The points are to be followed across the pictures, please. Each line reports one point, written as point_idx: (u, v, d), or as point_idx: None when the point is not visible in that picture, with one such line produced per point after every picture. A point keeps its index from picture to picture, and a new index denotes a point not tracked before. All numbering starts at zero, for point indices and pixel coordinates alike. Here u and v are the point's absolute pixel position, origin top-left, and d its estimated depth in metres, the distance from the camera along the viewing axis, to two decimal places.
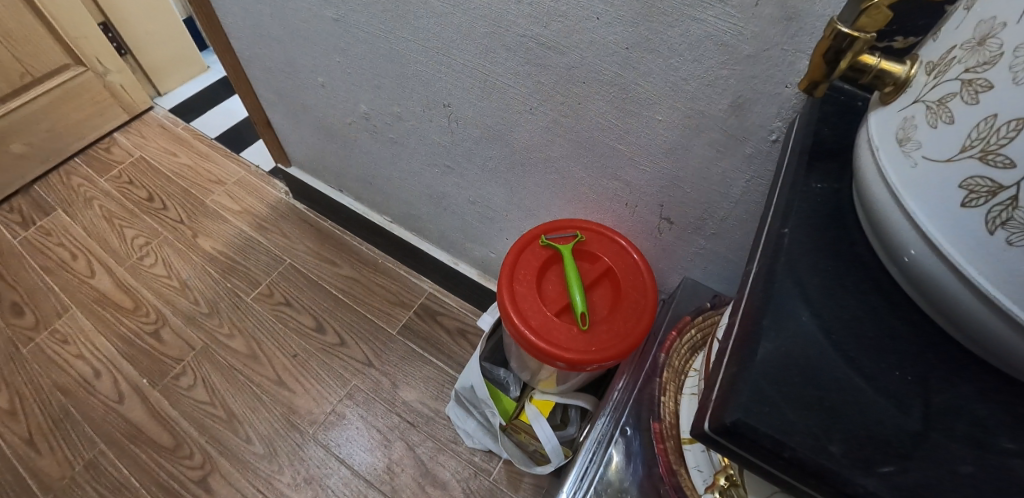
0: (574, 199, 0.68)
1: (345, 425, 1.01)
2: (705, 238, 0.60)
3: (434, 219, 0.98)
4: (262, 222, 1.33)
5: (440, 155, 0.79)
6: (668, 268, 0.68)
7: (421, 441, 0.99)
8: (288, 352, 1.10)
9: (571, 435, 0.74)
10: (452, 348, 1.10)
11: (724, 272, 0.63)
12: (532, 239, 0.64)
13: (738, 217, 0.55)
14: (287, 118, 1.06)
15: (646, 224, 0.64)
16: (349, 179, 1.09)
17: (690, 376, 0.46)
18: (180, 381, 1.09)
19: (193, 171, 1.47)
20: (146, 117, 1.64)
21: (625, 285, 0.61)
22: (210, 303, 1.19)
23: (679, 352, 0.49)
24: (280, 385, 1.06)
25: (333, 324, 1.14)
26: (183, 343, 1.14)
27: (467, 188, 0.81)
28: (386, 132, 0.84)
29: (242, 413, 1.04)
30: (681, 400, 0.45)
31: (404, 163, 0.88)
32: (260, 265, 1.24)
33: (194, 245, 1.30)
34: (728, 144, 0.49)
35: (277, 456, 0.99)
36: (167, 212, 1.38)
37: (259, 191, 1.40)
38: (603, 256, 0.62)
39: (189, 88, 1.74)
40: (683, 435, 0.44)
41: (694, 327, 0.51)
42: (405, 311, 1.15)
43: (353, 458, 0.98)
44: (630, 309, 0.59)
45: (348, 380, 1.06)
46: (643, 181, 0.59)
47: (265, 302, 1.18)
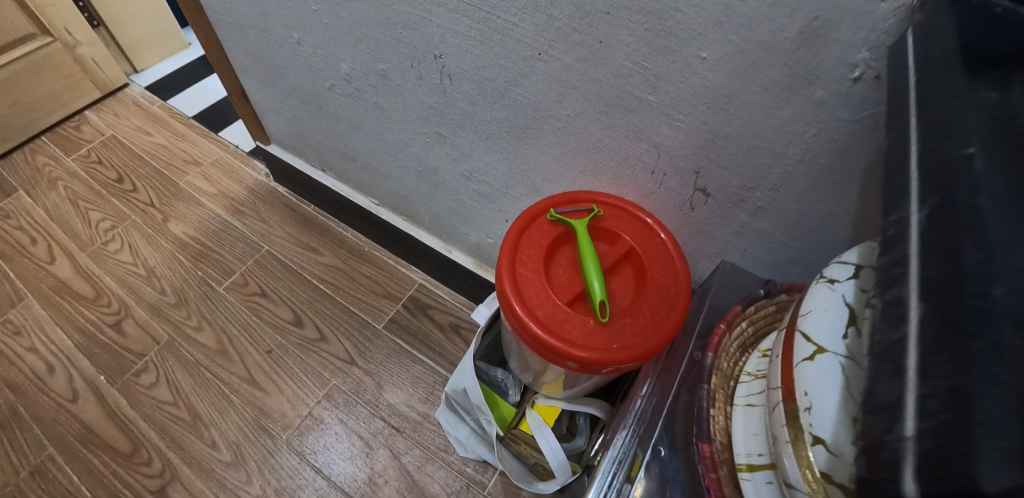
0: (588, 169, 0.57)
1: (323, 430, 0.90)
2: (749, 213, 0.50)
3: (425, 199, 0.86)
4: (239, 206, 1.21)
5: (430, 120, 0.68)
6: (699, 252, 0.57)
7: (408, 449, 0.88)
8: (262, 348, 0.99)
9: (580, 448, 0.63)
10: (444, 346, 0.99)
11: (768, 255, 0.52)
12: (539, 213, 0.53)
13: (795, 184, 0.45)
14: (264, 86, 0.95)
15: (675, 198, 0.53)
16: (331, 155, 0.98)
17: (744, 382, 0.37)
18: (141, 379, 0.98)
19: (168, 151, 1.36)
20: (120, 94, 1.52)
21: (651, 269, 0.50)
22: (178, 293, 1.08)
23: (728, 352, 0.40)
24: (252, 384, 0.95)
25: (312, 317, 1.02)
26: (146, 337, 1.03)
27: (462, 160, 0.70)
28: (370, 96, 0.73)
29: (208, 415, 0.93)
30: (732, 413, 0.36)
31: (390, 133, 0.77)
32: (235, 252, 1.13)
33: (164, 230, 1.19)
34: (792, 87, 0.39)
35: (244, 464, 0.88)
36: (137, 194, 1.27)
37: (237, 172, 1.29)
38: (623, 235, 0.52)
39: (169, 66, 1.62)
40: (738, 460, 0.34)
41: (745, 321, 0.41)
42: (393, 305, 1.03)
43: (331, 467, 0.87)
44: (658, 298, 0.48)
45: (328, 380, 0.95)
46: (676, 143, 0.48)
47: (238, 293, 1.07)
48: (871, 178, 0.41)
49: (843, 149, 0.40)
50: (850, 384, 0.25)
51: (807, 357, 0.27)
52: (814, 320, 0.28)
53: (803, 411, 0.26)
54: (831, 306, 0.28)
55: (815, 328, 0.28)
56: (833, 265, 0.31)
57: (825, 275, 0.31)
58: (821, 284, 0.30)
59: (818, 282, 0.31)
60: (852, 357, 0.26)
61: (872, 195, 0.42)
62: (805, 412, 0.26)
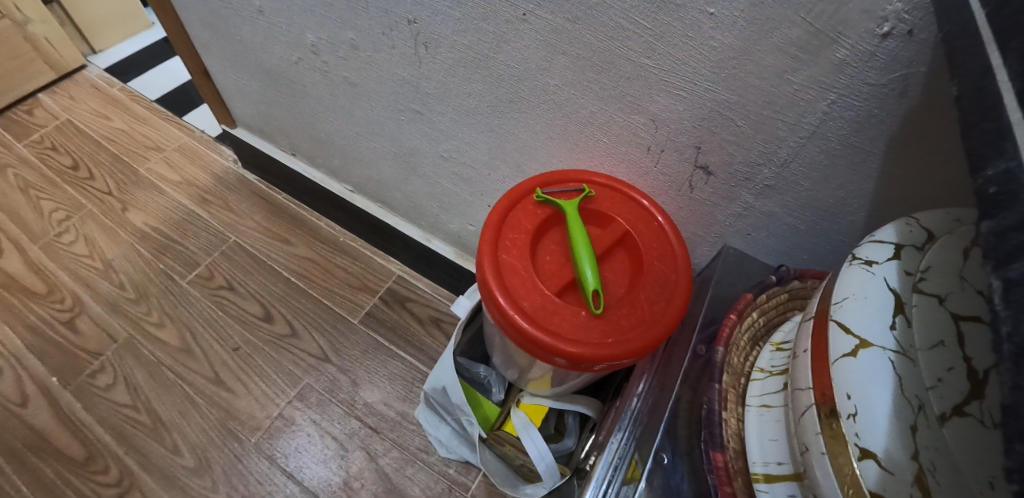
0: (578, 146, 0.52)
1: (295, 432, 0.84)
2: (754, 193, 0.45)
3: (402, 185, 0.81)
4: (205, 195, 1.13)
5: (406, 96, 0.62)
6: (698, 237, 0.53)
7: (386, 450, 0.83)
8: (228, 345, 0.93)
9: (569, 448, 0.58)
10: (424, 340, 0.94)
11: (773, 239, 0.48)
12: (525, 193, 0.48)
13: (807, 159, 0.41)
14: (227, 63, 0.87)
15: (673, 177, 0.48)
16: (301, 138, 0.91)
17: (758, 380, 0.33)
18: (97, 380, 0.90)
19: (128, 137, 1.27)
20: (77, 76, 1.41)
21: (649, 255, 0.45)
22: (138, 288, 1.01)
23: (739, 345, 0.36)
24: (218, 384, 0.89)
25: (283, 311, 0.96)
26: (103, 335, 0.95)
27: (441, 139, 0.65)
28: (340, 70, 0.67)
29: (170, 417, 0.86)
30: (747, 416, 0.32)
31: (363, 111, 0.71)
32: (200, 243, 1.06)
33: (123, 220, 1.11)
34: (810, 46, 0.34)
35: (209, 470, 0.82)
36: (93, 182, 1.18)
37: (203, 159, 1.21)
38: (618, 217, 0.47)
39: (131, 46, 1.51)
40: (753, 470, 0.30)
41: (756, 311, 0.37)
42: (369, 298, 0.97)
43: (304, 472, 0.81)
44: (657, 287, 0.44)
45: (299, 379, 0.89)
46: (675, 114, 0.43)
47: (203, 287, 1.00)
48: (893, 152, 0.37)
49: (863, 118, 0.36)
50: (903, 386, 0.21)
51: (848, 353, 0.23)
52: (854, 309, 0.24)
53: (843, 417, 0.22)
54: (872, 292, 0.24)
55: (855, 318, 0.24)
56: (865, 245, 0.27)
57: (856, 257, 0.27)
58: (856, 267, 0.26)
59: (851, 264, 0.26)
60: (903, 352, 0.22)
61: (892, 171, 0.38)
62: (848, 418, 0.22)
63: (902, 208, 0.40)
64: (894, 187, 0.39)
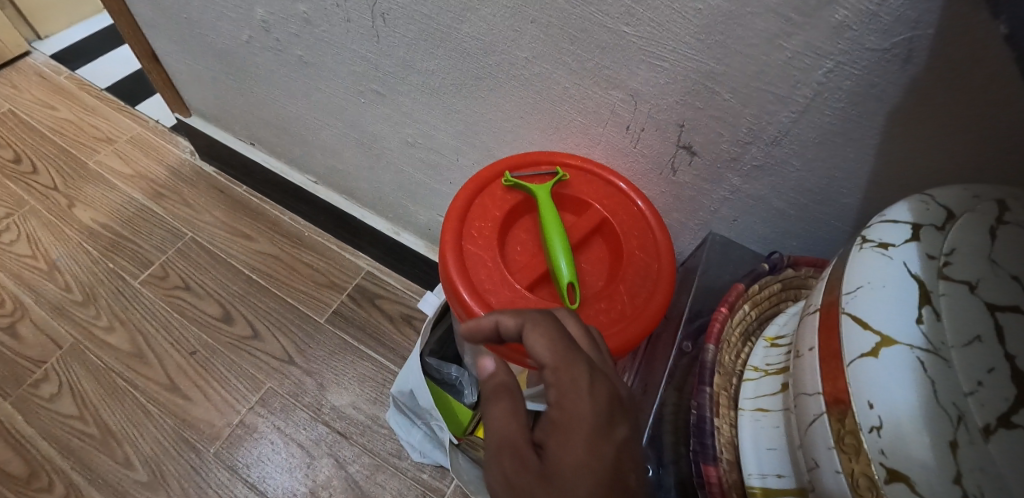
0: (551, 126, 0.48)
1: (257, 440, 0.79)
2: (740, 175, 0.42)
3: (367, 174, 0.75)
4: (160, 189, 1.06)
5: (366, 75, 0.57)
6: (681, 224, 0.49)
7: (355, 457, 0.78)
8: (185, 349, 0.86)
9: None
10: (395, 339, 0.89)
11: (760, 225, 0.45)
12: (493, 178, 0.43)
13: (800, 136, 0.37)
14: (175, 44, 0.80)
15: (653, 159, 0.44)
16: (259, 126, 0.85)
17: (751, 379, 0.30)
18: (40, 390, 0.83)
19: (76, 128, 1.17)
20: (20, 63, 1.29)
21: (629, 244, 0.41)
22: (86, 289, 0.93)
23: (730, 341, 0.32)
24: (173, 392, 0.83)
25: (244, 312, 0.90)
26: (46, 341, 0.87)
27: (405, 122, 0.60)
28: (294, 48, 0.62)
29: (122, 428, 0.80)
30: (740, 421, 0.29)
31: (321, 93, 0.65)
32: (154, 240, 0.98)
33: (69, 216, 1.02)
34: (807, 5, 0.30)
35: (164, 484, 0.76)
36: (36, 176, 1.08)
37: (158, 150, 1.13)
38: (594, 203, 0.43)
39: (80, 31, 1.40)
40: (750, 483, 0.27)
41: (748, 303, 0.33)
42: (337, 295, 0.92)
43: (268, 482, 0.76)
44: (638, 279, 0.40)
45: (262, 383, 0.83)
46: (657, 89, 0.39)
47: (157, 287, 0.93)
48: (892, 125, 0.34)
49: (862, 89, 0.33)
50: (938, 391, 0.18)
51: (867, 353, 0.20)
52: (872, 301, 0.21)
53: (864, 431, 0.19)
54: (891, 280, 0.21)
55: (875, 312, 0.20)
56: (876, 225, 0.24)
57: (867, 240, 0.23)
58: (868, 251, 0.23)
59: (862, 249, 0.23)
60: (934, 350, 0.18)
61: (891, 147, 0.35)
62: (872, 431, 0.19)
63: (900, 189, 0.37)
64: (892, 166, 0.36)
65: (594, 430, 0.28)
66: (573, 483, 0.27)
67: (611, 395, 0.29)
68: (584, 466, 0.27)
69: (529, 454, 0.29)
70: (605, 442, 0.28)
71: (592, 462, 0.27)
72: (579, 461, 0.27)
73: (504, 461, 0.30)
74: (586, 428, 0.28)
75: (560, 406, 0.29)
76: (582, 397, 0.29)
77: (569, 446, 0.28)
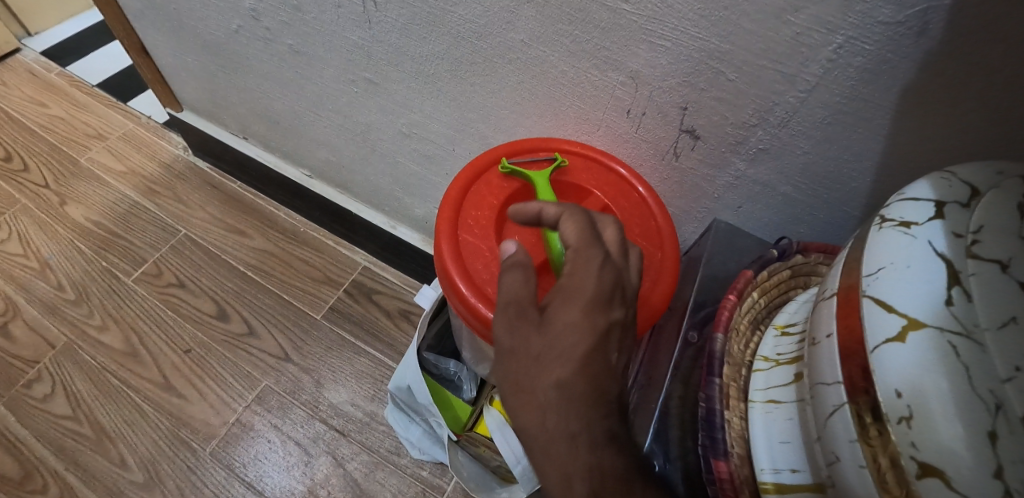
0: (549, 112, 0.46)
1: (254, 439, 0.78)
2: (745, 159, 0.40)
3: (362, 167, 0.74)
4: (153, 186, 1.04)
5: (358, 63, 0.56)
6: (684, 211, 0.48)
7: (353, 454, 0.77)
8: (179, 347, 0.85)
9: None
10: (392, 335, 0.88)
11: (765, 212, 0.43)
12: (489, 164, 0.42)
13: (808, 117, 0.35)
14: (163, 36, 0.79)
15: (655, 144, 0.43)
16: (252, 119, 0.83)
17: (761, 370, 0.28)
18: (33, 391, 0.82)
19: (67, 125, 1.15)
20: (10, 60, 1.27)
21: (631, 232, 0.40)
22: (79, 288, 0.92)
23: (739, 329, 0.31)
24: (168, 391, 0.81)
25: (239, 309, 0.89)
26: (39, 341, 0.86)
27: (399, 112, 0.58)
28: (284, 37, 0.60)
29: (116, 428, 0.79)
30: (750, 413, 0.28)
31: (313, 83, 0.64)
32: (147, 237, 0.97)
33: (61, 214, 1.01)
34: None
35: (160, 484, 0.75)
36: (27, 174, 1.06)
37: (151, 147, 1.11)
38: (594, 190, 0.41)
39: (70, 27, 1.37)
40: (762, 478, 0.26)
41: (757, 290, 0.32)
42: (333, 291, 0.91)
43: (265, 481, 0.75)
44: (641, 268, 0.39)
45: (258, 381, 0.82)
46: (658, 70, 0.38)
47: (151, 285, 0.92)
48: (905, 103, 0.32)
49: (874, 65, 0.31)
50: (972, 378, 0.16)
51: (893, 338, 0.18)
52: (895, 284, 0.19)
53: (892, 422, 0.18)
54: (916, 260, 0.19)
55: (899, 294, 0.19)
56: (896, 204, 0.23)
57: (887, 219, 0.22)
58: (889, 231, 0.21)
59: (882, 228, 0.22)
60: (966, 335, 0.17)
61: (903, 126, 0.33)
62: (901, 422, 0.17)
63: (913, 170, 0.35)
64: (904, 146, 0.34)
65: (595, 302, 0.29)
66: (562, 340, 0.28)
67: (616, 279, 0.30)
68: (578, 327, 0.28)
69: (527, 311, 0.30)
70: (602, 317, 0.29)
71: (584, 326, 0.28)
72: (574, 324, 0.28)
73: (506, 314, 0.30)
74: (587, 297, 0.29)
75: (569, 277, 0.30)
76: (591, 272, 0.30)
77: (566, 310, 0.29)
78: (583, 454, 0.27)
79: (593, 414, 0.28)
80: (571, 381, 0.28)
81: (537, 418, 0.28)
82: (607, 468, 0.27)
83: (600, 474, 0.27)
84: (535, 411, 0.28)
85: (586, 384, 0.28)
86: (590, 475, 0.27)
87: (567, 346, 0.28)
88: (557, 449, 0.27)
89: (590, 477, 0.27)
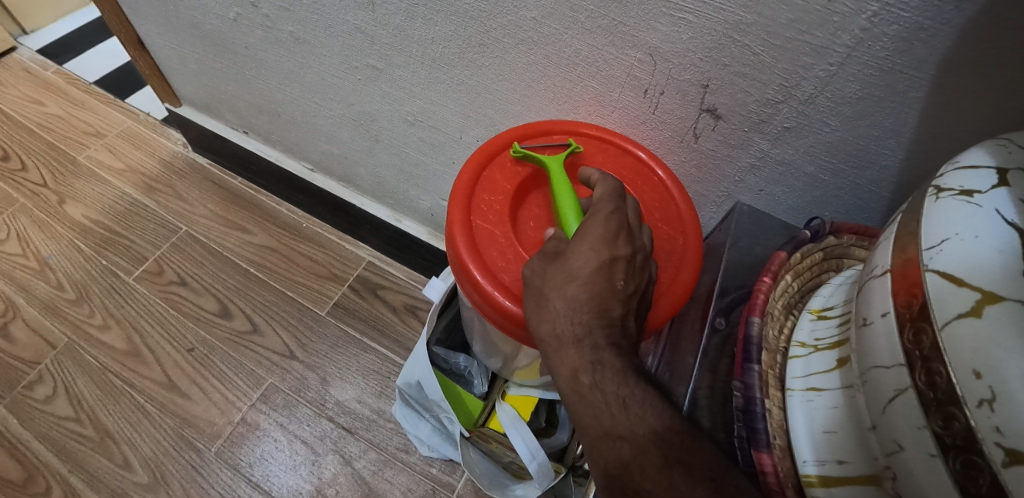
0: (562, 93, 0.44)
1: (259, 438, 0.76)
2: (769, 139, 0.38)
3: (365, 158, 0.72)
4: (153, 183, 1.03)
5: (360, 49, 0.54)
6: (703, 195, 0.46)
7: (361, 452, 0.75)
8: (182, 346, 0.84)
9: (563, 443, 0.52)
10: (399, 330, 0.86)
11: (789, 194, 0.42)
12: (500, 149, 0.40)
13: (838, 91, 0.34)
14: (160, 27, 0.77)
15: (674, 125, 0.41)
16: (251, 112, 0.81)
17: (798, 356, 0.27)
18: (34, 393, 0.80)
19: (65, 123, 1.13)
20: (6, 59, 1.25)
21: (650, 217, 0.38)
22: (79, 287, 0.90)
23: (774, 314, 0.29)
24: (171, 390, 0.80)
25: (242, 306, 0.87)
26: (39, 341, 0.85)
27: (404, 99, 0.56)
28: (283, 25, 0.58)
29: (120, 429, 0.77)
30: (790, 403, 0.26)
31: (315, 72, 0.62)
32: (147, 235, 0.95)
33: (59, 213, 0.99)
34: None
35: (165, 485, 0.73)
36: (25, 173, 1.05)
37: (150, 144, 1.10)
38: (610, 174, 0.40)
39: (67, 25, 1.35)
40: (805, 471, 0.25)
41: (790, 273, 0.30)
42: (337, 287, 0.89)
43: (271, 481, 0.73)
44: (662, 254, 0.37)
45: (263, 379, 0.81)
46: (677, 46, 0.36)
47: (152, 283, 0.90)
48: (943, 74, 0.30)
49: (910, 34, 0.29)
50: None
51: (966, 314, 0.17)
52: (960, 255, 0.18)
53: (971, 405, 0.16)
54: (984, 228, 0.18)
55: (968, 266, 0.17)
56: (951, 173, 0.21)
57: (943, 189, 0.20)
58: (948, 201, 0.20)
59: (939, 199, 0.20)
60: None
61: (940, 99, 0.31)
62: (981, 406, 0.16)
63: (949, 146, 0.33)
64: (941, 120, 0.32)
65: (603, 234, 0.31)
66: (570, 267, 0.30)
67: (624, 221, 0.32)
68: (584, 251, 0.31)
69: (547, 250, 0.32)
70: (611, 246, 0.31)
71: (590, 254, 0.30)
72: (581, 250, 0.31)
73: None
74: (597, 231, 0.31)
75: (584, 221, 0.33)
76: (601, 215, 0.32)
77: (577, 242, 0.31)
78: (586, 353, 0.29)
79: (597, 323, 0.29)
80: (576, 296, 0.30)
81: (550, 328, 0.30)
82: (606, 363, 0.28)
83: (600, 366, 0.28)
84: (547, 321, 0.30)
85: (591, 302, 0.29)
86: (593, 367, 0.28)
87: (574, 271, 0.30)
88: (565, 350, 0.29)
89: (592, 369, 0.28)
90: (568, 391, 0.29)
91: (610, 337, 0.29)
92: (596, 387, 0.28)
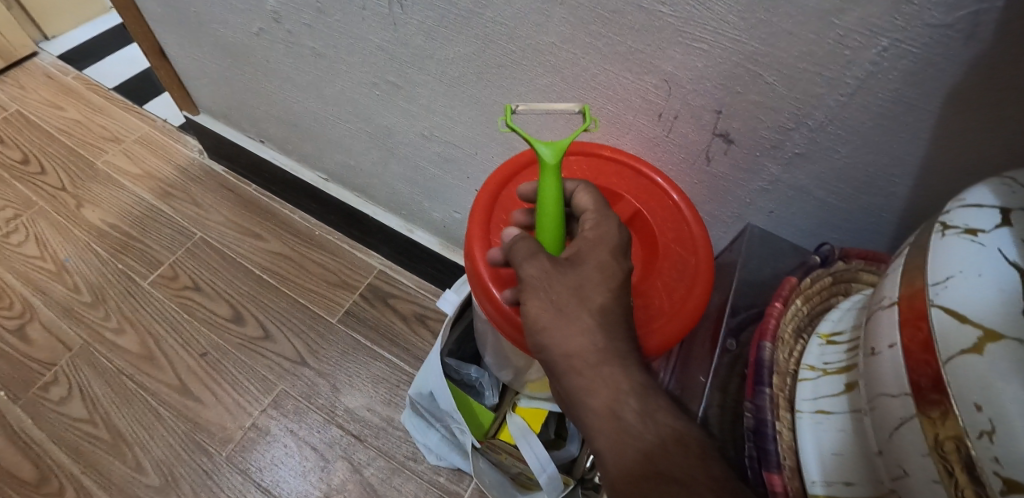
0: (578, 115, 0.46)
1: (270, 444, 0.77)
2: (781, 164, 0.39)
3: (380, 170, 0.74)
4: (169, 188, 1.05)
5: (381, 66, 0.55)
6: (715, 215, 0.47)
7: (370, 460, 0.76)
8: (195, 350, 0.85)
9: (572, 456, 0.53)
10: (408, 339, 0.87)
11: (799, 217, 0.43)
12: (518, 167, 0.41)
13: (849, 120, 0.35)
14: (183, 39, 0.79)
15: (687, 147, 0.42)
16: (269, 122, 0.83)
17: (807, 379, 0.28)
18: (50, 394, 0.82)
19: (84, 128, 1.16)
20: (28, 64, 1.28)
21: (664, 237, 0.39)
22: (95, 290, 0.92)
23: (785, 338, 0.30)
24: (184, 394, 0.81)
25: (254, 312, 0.89)
26: (56, 343, 0.86)
27: (422, 115, 0.58)
28: (305, 40, 0.60)
29: (133, 432, 0.78)
30: (799, 424, 0.27)
31: (334, 87, 0.64)
32: (163, 240, 0.97)
33: (77, 217, 1.01)
34: None
35: (176, 488, 0.74)
36: (45, 177, 1.07)
37: (166, 150, 1.12)
38: (625, 195, 0.41)
39: (87, 31, 1.38)
40: (813, 490, 0.26)
41: (801, 298, 0.31)
42: (349, 295, 0.90)
43: (280, 486, 0.74)
44: (675, 274, 0.38)
45: (274, 385, 0.82)
46: (693, 73, 0.37)
47: (166, 288, 0.92)
48: (951, 107, 0.31)
49: (920, 69, 0.30)
50: None
51: (969, 349, 0.18)
52: (964, 293, 0.19)
53: (973, 437, 0.17)
54: (988, 268, 0.19)
55: (972, 303, 0.18)
56: (957, 210, 0.22)
57: (949, 226, 0.21)
58: (953, 239, 0.21)
59: (945, 236, 0.21)
60: None
61: (948, 131, 0.32)
62: (982, 437, 0.17)
63: (956, 176, 0.34)
64: (947, 151, 0.33)
65: (616, 247, 0.33)
66: (592, 279, 0.31)
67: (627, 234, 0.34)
68: (604, 264, 0.32)
69: (554, 259, 0.32)
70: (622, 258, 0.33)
71: (613, 266, 0.32)
72: (601, 262, 0.32)
73: (538, 261, 0.32)
74: (610, 243, 0.33)
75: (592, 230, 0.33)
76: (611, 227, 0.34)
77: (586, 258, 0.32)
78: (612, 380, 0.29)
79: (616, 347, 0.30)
80: (609, 309, 0.31)
81: (584, 343, 0.30)
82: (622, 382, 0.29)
83: (622, 394, 0.29)
84: (582, 336, 0.30)
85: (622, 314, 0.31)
86: (611, 391, 0.29)
87: (593, 284, 0.31)
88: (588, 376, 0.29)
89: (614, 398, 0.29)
90: (583, 407, 0.29)
91: (625, 355, 0.30)
92: (613, 412, 0.28)
